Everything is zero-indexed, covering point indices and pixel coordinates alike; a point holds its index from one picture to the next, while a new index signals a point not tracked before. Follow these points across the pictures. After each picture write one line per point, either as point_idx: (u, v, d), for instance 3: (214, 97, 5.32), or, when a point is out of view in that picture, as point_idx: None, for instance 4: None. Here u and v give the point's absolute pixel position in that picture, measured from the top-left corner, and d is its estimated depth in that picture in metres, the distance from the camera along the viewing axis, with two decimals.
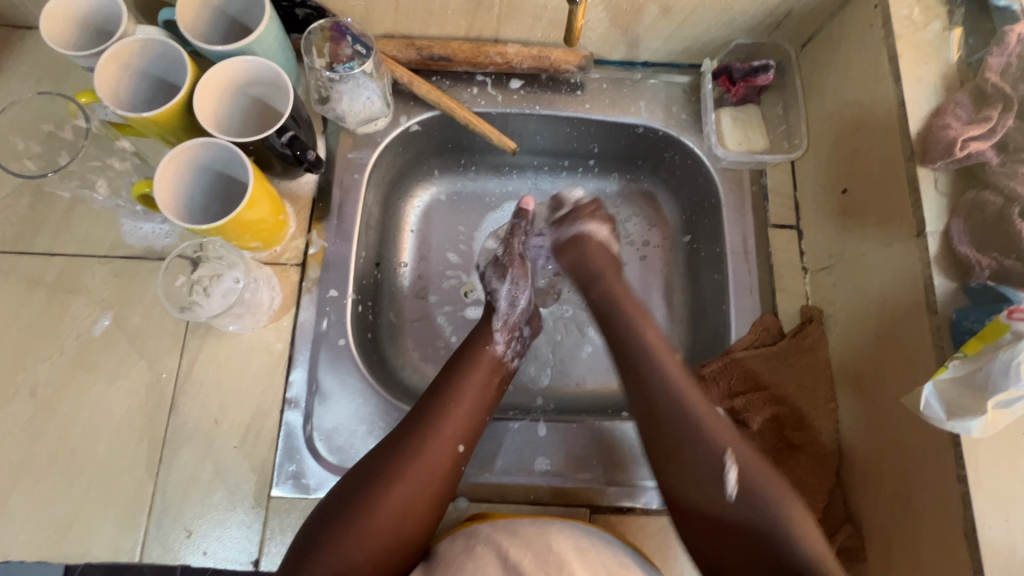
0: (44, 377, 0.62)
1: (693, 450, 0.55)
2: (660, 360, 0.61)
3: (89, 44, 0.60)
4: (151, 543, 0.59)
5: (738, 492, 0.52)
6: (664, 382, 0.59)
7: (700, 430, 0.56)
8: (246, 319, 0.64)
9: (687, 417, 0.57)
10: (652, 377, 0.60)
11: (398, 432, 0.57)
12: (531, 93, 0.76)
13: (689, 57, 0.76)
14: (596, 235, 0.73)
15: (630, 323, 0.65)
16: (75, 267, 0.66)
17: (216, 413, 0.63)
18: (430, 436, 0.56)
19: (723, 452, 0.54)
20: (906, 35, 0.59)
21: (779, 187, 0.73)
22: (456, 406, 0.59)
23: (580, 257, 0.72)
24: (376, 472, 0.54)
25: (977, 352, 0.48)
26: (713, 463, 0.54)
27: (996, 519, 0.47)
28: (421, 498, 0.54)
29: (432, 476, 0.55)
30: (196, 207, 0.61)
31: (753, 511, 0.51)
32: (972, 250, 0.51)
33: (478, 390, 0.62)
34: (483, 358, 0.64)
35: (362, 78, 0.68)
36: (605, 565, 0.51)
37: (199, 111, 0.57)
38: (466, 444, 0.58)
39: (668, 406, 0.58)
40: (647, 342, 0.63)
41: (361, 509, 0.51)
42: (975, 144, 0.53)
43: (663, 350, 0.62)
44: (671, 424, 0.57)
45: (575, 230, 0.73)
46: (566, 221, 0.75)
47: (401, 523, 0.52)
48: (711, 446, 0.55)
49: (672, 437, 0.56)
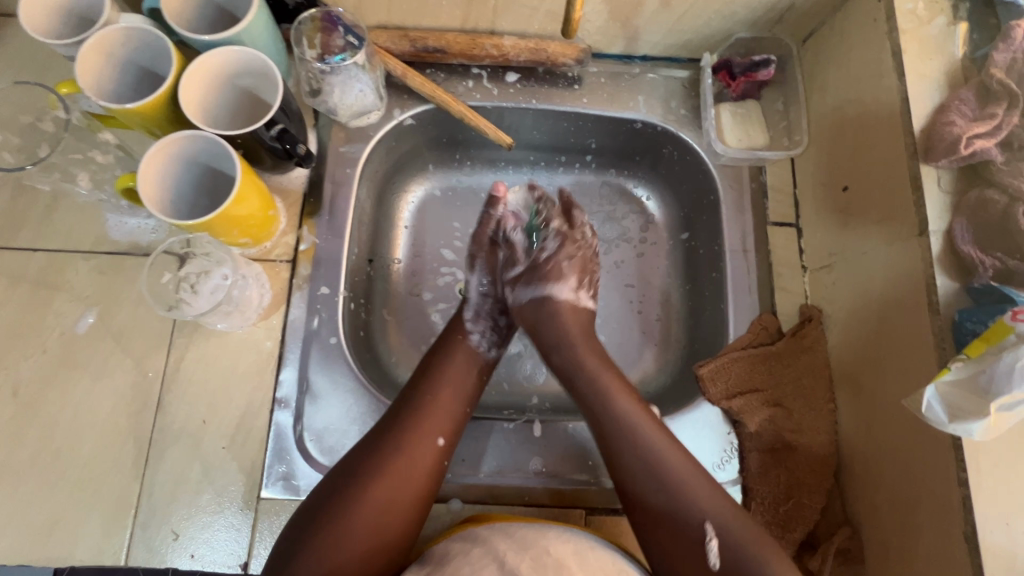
0: (27, 375, 0.61)
1: (671, 518, 0.52)
2: (645, 435, 0.56)
3: (70, 32, 0.58)
4: (136, 546, 0.57)
5: (720, 563, 0.50)
6: (653, 469, 0.54)
7: (677, 507, 0.52)
8: (234, 317, 0.63)
9: (663, 484, 0.54)
10: (633, 459, 0.55)
11: (377, 429, 0.56)
12: (528, 87, 0.74)
13: (688, 51, 0.75)
14: (563, 296, 0.68)
15: (581, 367, 0.63)
16: (58, 263, 0.64)
17: (204, 413, 0.61)
18: (409, 431, 0.56)
19: (702, 523, 0.51)
20: (910, 30, 0.58)
21: (779, 184, 0.72)
22: (433, 402, 0.58)
23: (535, 319, 0.68)
24: (356, 469, 0.53)
25: (980, 354, 0.47)
26: (692, 531, 0.51)
27: (998, 523, 0.46)
28: (404, 493, 0.53)
29: (414, 471, 0.54)
30: (182, 201, 0.59)
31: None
32: (975, 250, 0.51)
33: (457, 384, 0.61)
34: (459, 351, 0.64)
35: (354, 70, 0.66)
36: (604, 569, 0.50)
37: (184, 103, 0.56)
38: (448, 437, 0.58)
39: (649, 493, 0.54)
40: (607, 401, 0.59)
41: (342, 508, 0.50)
42: (980, 141, 0.52)
43: (634, 409, 0.59)
44: (648, 489, 0.54)
45: (532, 296, 0.69)
46: (523, 280, 0.70)
47: (384, 522, 0.51)
48: (687, 514, 0.52)
49: (652, 515, 0.53)
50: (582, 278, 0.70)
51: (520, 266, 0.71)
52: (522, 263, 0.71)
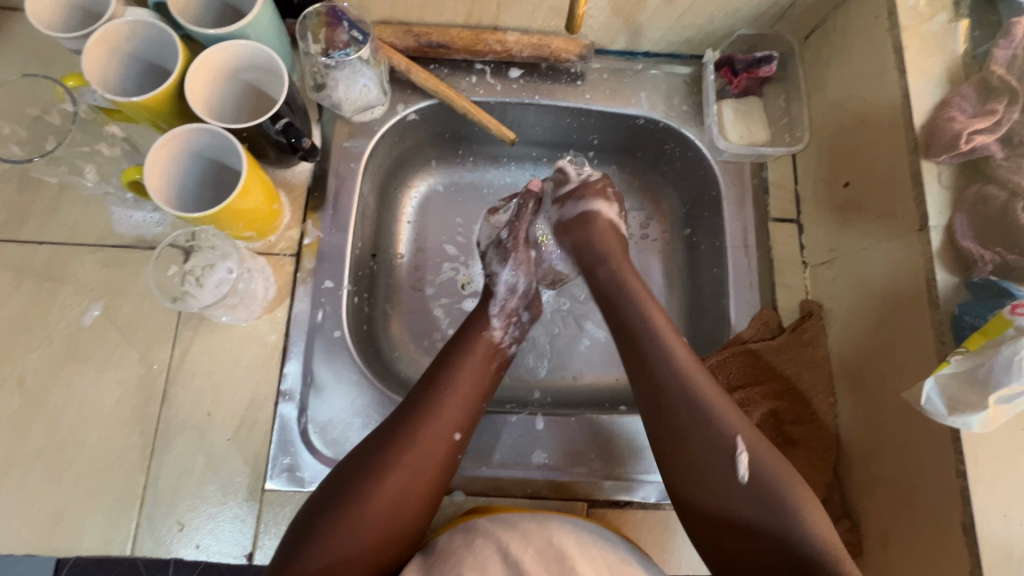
0: (32, 368, 0.61)
1: (701, 439, 0.53)
2: (681, 357, 0.57)
3: (75, 26, 0.58)
4: (142, 536, 0.58)
5: (749, 476, 0.51)
6: (682, 375, 0.56)
7: (711, 418, 0.54)
8: (239, 310, 0.63)
9: (695, 401, 0.55)
10: (669, 376, 0.56)
11: (392, 420, 0.56)
12: (531, 82, 0.75)
13: (690, 47, 0.75)
14: (603, 213, 0.70)
15: (638, 309, 0.62)
16: (64, 256, 0.64)
17: (209, 405, 0.62)
18: (425, 423, 0.56)
19: (734, 437, 0.53)
20: (912, 27, 0.59)
21: (780, 180, 0.73)
22: (451, 395, 0.58)
23: (582, 240, 0.68)
24: (372, 460, 0.53)
25: (979, 347, 0.48)
26: (724, 445, 0.52)
27: (995, 514, 0.46)
28: (418, 485, 0.53)
29: (428, 464, 0.54)
30: (189, 194, 0.60)
31: (765, 508, 0.50)
32: (974, 244, 0.51)
33: (474, 378, 0.61)
34: (479, 344, 0.64)
35: (358, 64, 0.66)
36: (607, 561, 0.50)
37: (190, 96, 0.56)
38: (463, 432, 0.58)
39: (684, 405, 0.55)
40: (647, 324, 0.60)
41: (354, 500, 0.51)
42: (980, 137, 0.52)
43: (676, 343, 0.59)
44: (678, 409, 0.55)
45: (576, 210, 0.70)
46: (568, 198, 0.71)
47: (395, 514, 0.52)
48: (721, 436, 0.53)
49: (682, 429, 0.54)
50: (622, 209, 0.72)
51: (568, 185, 0.71)
52: (570, 183, 0.72)
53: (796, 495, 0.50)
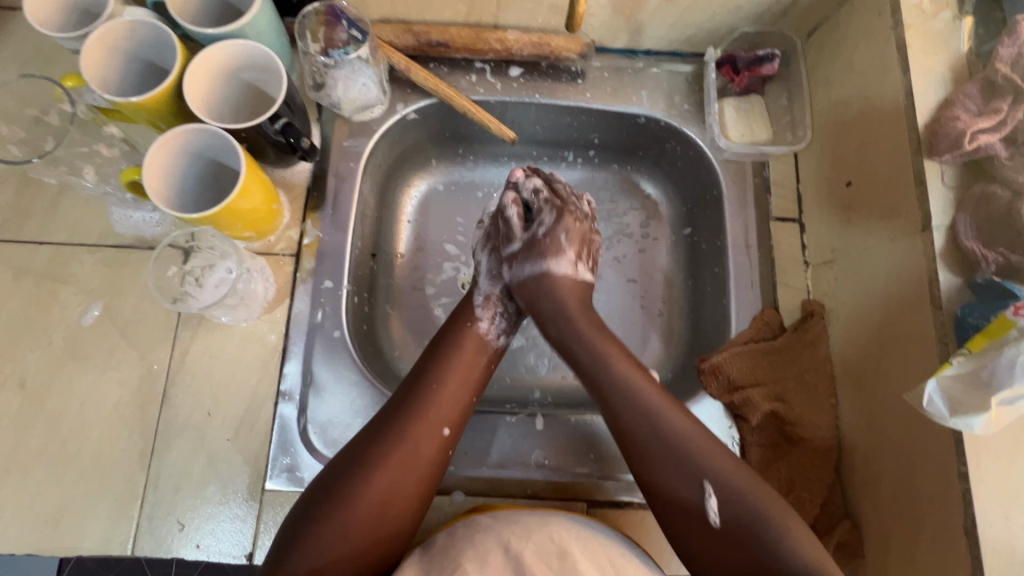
0: (34, 368, 0.61)
1: (670, 475, 0.53)
2: (646, 396, 0.56)
3: (75, 26, 0.58)
4: (142, 537, 0.58)
5: (721, 520, 0.50)
6: (647, 419, 0.55)
7: (693, 458, 0.52)
8: (239, 311, 0.63)
9: (665, 440, 0.54)
10: (635, 422, 0.55)
11: (382, 417, 0.56)
12: (531, 81, 0.74)
13: (692, 45, 0.75)
14: (559, 271, 0.66)
15: (605, 357, 0.60)
16: (64, 256, 0.64)
17: (209, 405, 0.62)
18: (414, 420, 0.56)
19: (703, 480, 0.52)
20: (916, 24, 0.58)
21: (782, 179, 0.72)
22: (440, 390, 0.58)
23: (534, 294, 0.65)
24: (361, 458, 0.53)
25: (982, 348, 0.47)
26: (693, 487, 0.52)
27: (996, 516, 0.46)
28: (407, 481, 0.53)
29: (417, 461, 0.54)
30: (188, 194, 0.60)
31: (740, 543, 0.49)
32: (977, 245, 0.51)
33: (464, 372, 0.61)
34: (468, 338, 0.64)
35: (358, 63, 0.66)
36: (611, 561, 0.50)
37: (189, 96, 0.56)
38: (452, 427, 0.58)
39: (653, 446, 0.54)
40: (625, 385, 0.57)
41: (345, 497, 0.51)
42: (984, 136, 0.52)
43: (640, 379, 0.58)
44: (657, 453, 0.54)
45: (530, 272, 0.66)
46: (521, 258, 0.66)
47: (386, 512, 0.52)
48: (697, 467, 0.52)
49: (654, 463, 0.53)
50: (580, 252, 0.67)
51: (517, 244, 0.67)
52: (518, 242, 0.67)
53: (781, 528, 0.48)
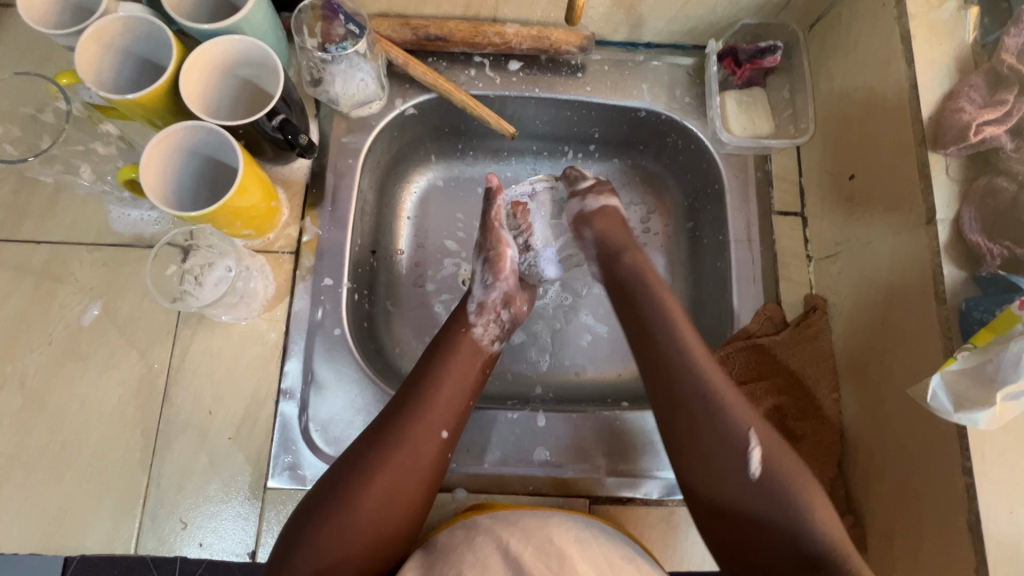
0: (33, 368, 0.61)
1: (714, 428, 0.53)
2: (689, 344, 0.57)
3: (69, 23, 0.57)
4: (145, 535, 0.58)
5: (760, 473, 0.51)
6: (692, 368, 0.56)
7: (726, 411, 0.53)
8: (239, 309, 0.63)
9: (709, 396, 0.54)
10: (682, 371, 0.56)
11: (379, 423, 0.56)
12: (531, 75, 0.74)
13: (693, 38, 0.74)
14: (616, 206, 0.72)
15: (661, 311, 0.60)
16: (62, 256, 0.64)
17: (211, 404, 0.62)
18: (411, 424, 0.55)
19: (747, 431, 0.52)
20: (920, 14, 0.57)
21: (784, 173, 0.72)
22: (437, 394, 0.58)
23: (605, 227, 0.70)
24: (359, 463, 0.53)
25: (988, 343, 0.47)
26: (734, 438, 0.52)
27: (1001, 511, 0.46)
28: (406, 487, 0.53)
29: (416, 466, 0.54)
30: (186, 192, 0.59)
31: (768, 501, 0.50)
32: (982, 238, 0.50)
33: (461, 376, 0.60)
34: (463, 343, 0.63)
35: (356, 58, 0.66)
36: (607, 558, 0.50)
37: (186, 93, 0.55)
38: (451, 430, 0.57)
39: (699, 397, 0.54)
40: (666, 326, 0.59)
41: (345, 502, 0.51)
42: (990, 128, 0.51)
43: (685, 325, 0.59)
44: (689, 407, 0.54)
45: (598, 204, 0.72)
46: (587, 192, 0.72)
47: (387, 514, 0.52)
48: (735, 429, 0.52)
49: (693, 415, 0.54)
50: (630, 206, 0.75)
51: (586, 181, 0.74)
52: (588, 179, 0.74)
53: (800, 488, 0.50)
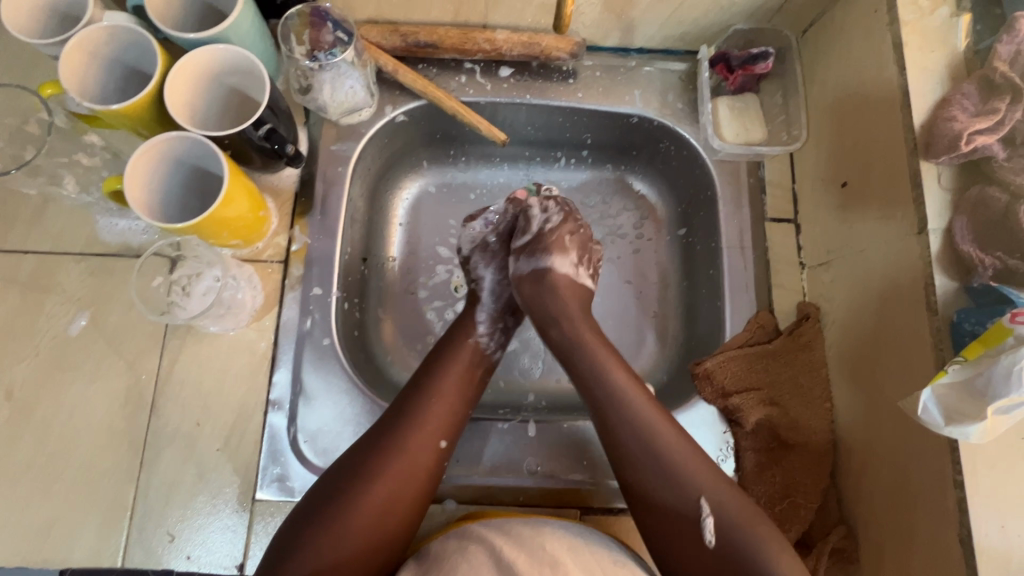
0: (20, 380, 0.61)
1: (668, 494, 0.52)
2: (630, 399, 0.57)
3: (53, 32, 0.57)
4: (133, 548, 0.58)
5: (717, 542, 0.50)
6: (641, 432, 0.55)
7: (676, 473, 0.53)
8: (228, 319, 0.62)
9: (660, 461, 0.53)
10: (631, 438, 0.55)
11: (377, 429, 0.56)
12: (522, 81, 0.73)
13: (685, 43, 0.74)
14: (560, 268, 0.67)
15: (604, 380, 0.58)
16: (48, 266, 0.63)
17: (199, 415, 0.61)
18: (410, 431, 0.55)
19: (699, 498, 0.51)
20: (912, 21, 0.57)
21: (777, 179, 0.71)
22: (438, 400, 0.58)
23: (535, 293, 0.66)
24: (356, 470, 0.52)
25: (977, 356, 0.46)
26: (687, 509, 0.51)
27: (993, 525, 0.46)
28: (404, 494, 0.53)
29: (414, 474, 0.54)
30: (172, 202, 0.59)
31: (731, 570, 0.49)
32: (975, 248, 0.49)
33: (461, 383, 0.60)
34: (464, 349, 0.63)
35: (344, 66, 0.65)
36: (600, 566, 0.49)
37: (171, 102, 0.55)
38: (449, 438, 0.57)
39: (634, 450, 0.54)
40: (617, 394, 0.57)
41: (341, 507, 0.50)
42: (982, 137, 0.51)
43: (614, 367, 0.59)
44: (636, 466, 0.54)
45: (533, 266, 0.67)
46: (526, 251, 0.68)
47: (384, 521, 0.51)
48: (682, 493, 0.52)
49: (649, 485, 0.53)
50: (583, 255, 0.69)
51: (529, 236, 0.69)
52: (530, 233, 0.69)
53: (784, 571, 0.48)
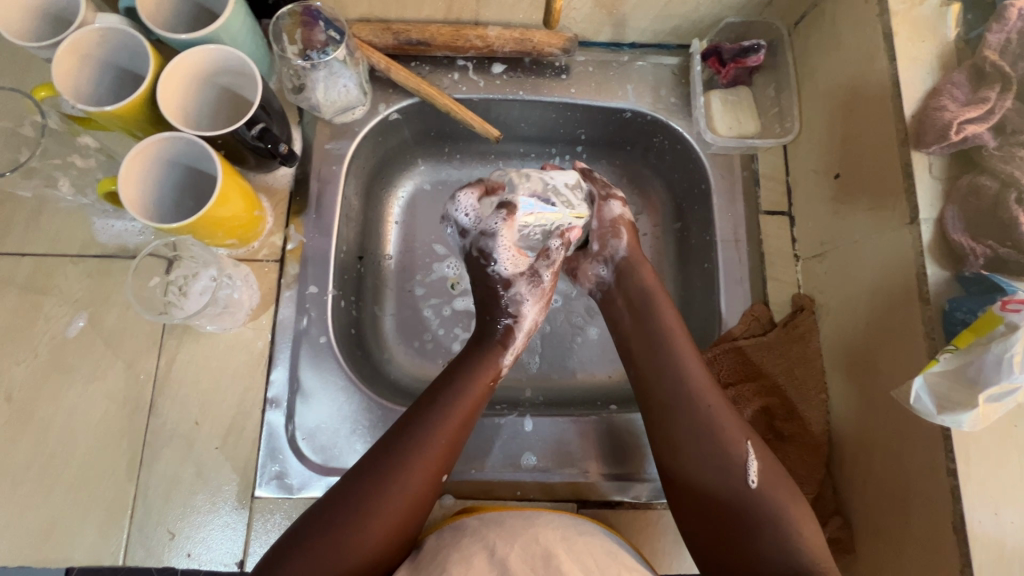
0: (19, 382, 0.61)
1: (702, 444, 0.54)
2: (678, 352, 0.59)
3: (46, 34, 0.57)
4: (133, 546, 0.58)
5: (758, 482, 0.52)
6: (677, 374, 0.58)
7: (706, 410, 0.56)
8: (224, 319, 0.62)
9: (698, 407, 0.56)
10: (664, 377, 0.58)
11: (377, 456, 0.53)
12: (514, 78, 0.73)
13: (677, 37, 0.74)
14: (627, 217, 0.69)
15: (654, 317, 0.62)
16: (46, 268, 0.64)
17: (197, 414, 0.62)
18: (417, 466, 0.52)
19: (742, 444, 0.54)
20: (902, 12, 0.57)
21: (771, 172, 0.71)
22: (445, 432, 0.55)
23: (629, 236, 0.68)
24: (358, 502, 0.50)
25: (969, 344, 0.47)
26: (728, 449, 0.53)
27: (986, 513, 0.46)
28: (406, 527, 0.51)
29: (419, 507, 0.52)
30: (167, 202, 0.59)
31: (759, 507, 0.51)
32: (966, 238, 0.50)
33: (470, 412, 0.57)
34: (475, 374, 0.59)
35: (337, 65, 0.66)
36: (592, 550, 0.50)
37: (164, 103, 0.55)
38: (451, 467, 0.56)
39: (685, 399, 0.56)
40: (662, 330, 0.61)
41: (338, 546, 0.48)
42: (971, 126, 0.51)
43: (675, 325, 0.61)
44: (683, 416, 0.56)
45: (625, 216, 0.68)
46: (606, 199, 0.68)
47: (382, 555, 0.50)
48: (722, 438, 0.54)
49: (682, 429, 0.55)
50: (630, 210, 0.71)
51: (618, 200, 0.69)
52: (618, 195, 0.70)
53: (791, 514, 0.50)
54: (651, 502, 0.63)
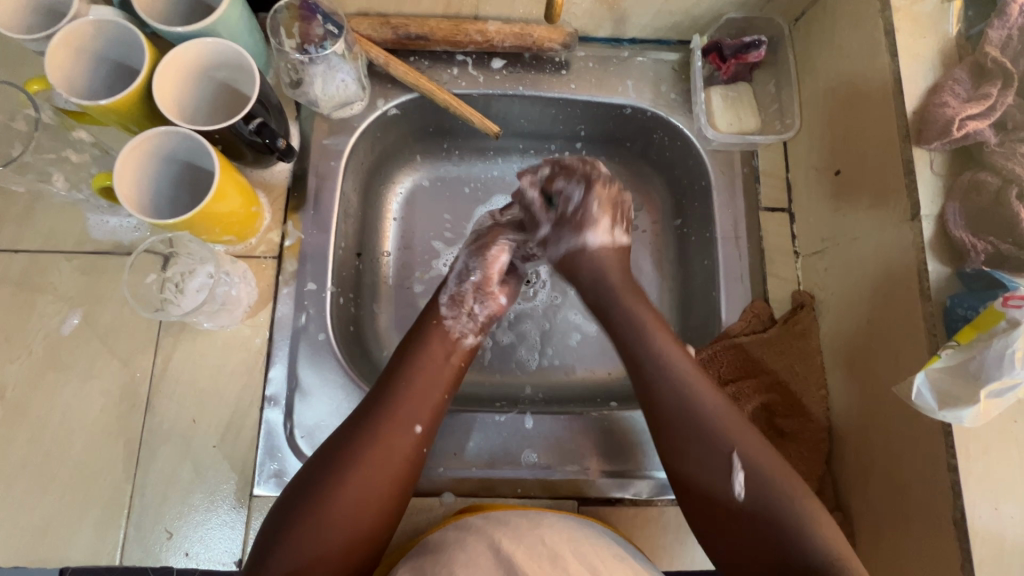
0: (13, 380, 0.60)
1: (700, 449, 0.53)
2: (678, 364, 0.58)
3: (38, 26, 0.56)
4: (130, 546, 0.58)
5: (746, 495, 0.51)
6: (675, 383, 0.56)
7: (701, 415, 0.54)
8: (222, 316, 0.62)
9: (702, 422, 0.54)
10: (665, 389, 0.56)
11: (350, 420, 0.55)
12: (514, 73, 0.73)
13: (677, 33, 0.74)
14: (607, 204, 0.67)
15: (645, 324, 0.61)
16: (40, 264, 0.63)
17: (194, 412, 0.61)
18: (384, 421, 0.55)
19: (731, 455, 0.52)
20: (903, 7, 0.57)
21: (771, 169, 0.71)
22: (408, 388, 0.57)
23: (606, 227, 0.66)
24: (332, 460, 0.52)
25: (971, 340, 0.47)
26: (722, 459, 0.52)
27: (987, 507, 0.46)
28: (381, 483, 0.52)
29: (389, 462, 0.53)
30: (164, 198, 0.58)
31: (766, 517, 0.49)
32: (967, 234, 0.50)
33: (433, 369, 0.60)
34: (436, 336, 0.62)
35: (335, 59, 0.65)
36: (598, 554, 0.50)
37: (160, 97, 0.54)
38: (425, 424, 0.57)
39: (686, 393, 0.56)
40: (657, 349, 0.59)
41: (316, 504, 0.49)
42: (973, 122, 0.51)
43: (668, 342, 0.60)
44: (679, 427, 0.55)
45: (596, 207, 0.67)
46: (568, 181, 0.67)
47: (360, 512, 0.50)
48: (717, 448, 0.53)
49: (680, 440, 0.54)
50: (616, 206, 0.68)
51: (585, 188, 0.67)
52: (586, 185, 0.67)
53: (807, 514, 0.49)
54: (651, 499, 0.63)
